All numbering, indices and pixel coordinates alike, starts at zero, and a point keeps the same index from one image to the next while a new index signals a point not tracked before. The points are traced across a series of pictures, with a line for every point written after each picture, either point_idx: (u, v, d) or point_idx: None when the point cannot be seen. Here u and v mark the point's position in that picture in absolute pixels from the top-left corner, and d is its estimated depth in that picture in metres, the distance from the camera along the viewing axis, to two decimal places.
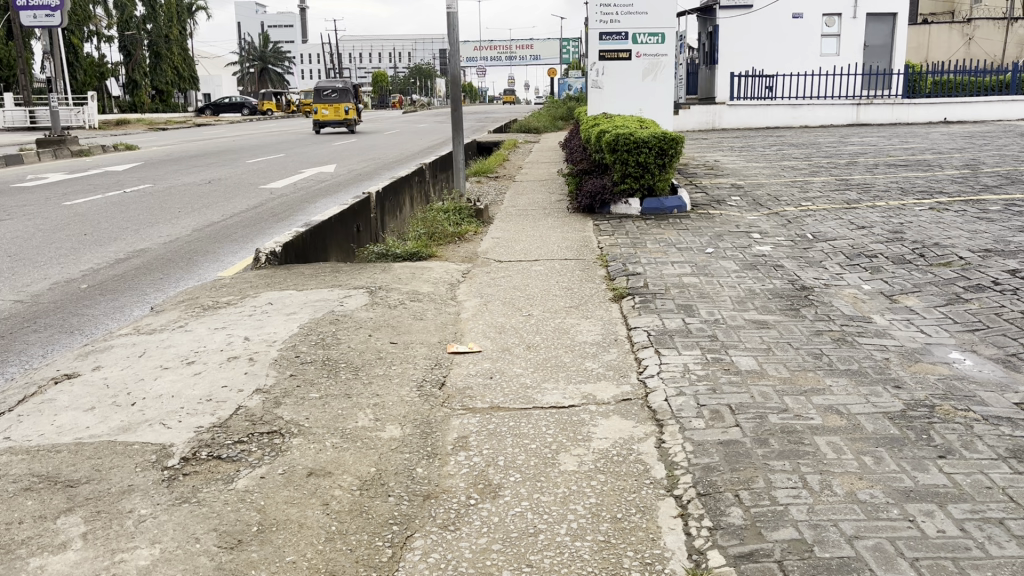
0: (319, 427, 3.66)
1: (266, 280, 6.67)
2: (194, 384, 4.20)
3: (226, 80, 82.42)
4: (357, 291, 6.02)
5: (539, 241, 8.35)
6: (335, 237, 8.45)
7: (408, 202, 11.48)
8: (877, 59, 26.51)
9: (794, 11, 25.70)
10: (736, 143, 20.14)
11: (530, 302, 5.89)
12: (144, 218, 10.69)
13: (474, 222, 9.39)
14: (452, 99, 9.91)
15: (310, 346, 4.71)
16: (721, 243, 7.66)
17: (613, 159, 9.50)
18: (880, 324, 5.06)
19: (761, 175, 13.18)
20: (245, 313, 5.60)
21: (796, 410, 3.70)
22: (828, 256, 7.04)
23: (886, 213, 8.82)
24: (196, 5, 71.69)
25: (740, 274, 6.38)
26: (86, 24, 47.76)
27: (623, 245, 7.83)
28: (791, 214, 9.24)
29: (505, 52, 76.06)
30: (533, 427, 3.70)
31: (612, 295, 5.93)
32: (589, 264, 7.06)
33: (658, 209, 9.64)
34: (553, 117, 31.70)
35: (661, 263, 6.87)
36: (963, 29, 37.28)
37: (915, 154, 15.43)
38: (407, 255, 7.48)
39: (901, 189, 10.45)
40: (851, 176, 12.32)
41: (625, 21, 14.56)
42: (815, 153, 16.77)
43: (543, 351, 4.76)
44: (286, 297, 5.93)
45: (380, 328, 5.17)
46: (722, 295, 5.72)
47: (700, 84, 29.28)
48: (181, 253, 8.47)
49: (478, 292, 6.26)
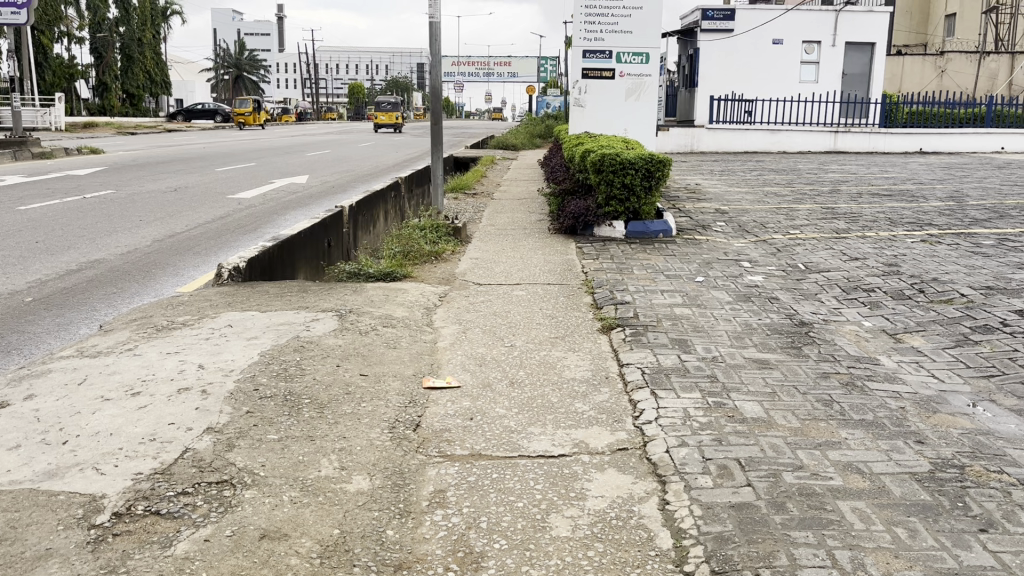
0: (276, 478, 3.21)
1: (227, 299, 6.20)
2: (137, 420, 3.73)
3: (199, 88, 81.52)
4: (326, 314, 5.58)
5: (520, 263, 7.96)
6: (304, 253, 7.99)
7: (383, 216, 11.05)
8: (855, 88, 26.55)
9: (774, 37, 25.85)
10: (716, 167, 19.97)
11: (513, 331, 5.48)
12: (103, 225, 10.17)
13: (451, 240, 9.00)
14: (433, 112, 9.50)
15: (271, 378, 4.25)
16: (710, 272, 7.32)
17: (597, 180, 9.18)
18: (888, 366, 4.71)
19: (744, 200, 12.92)
20: (201, 336, 5.13)
21: (812, 468, 3.31)
22: (824, 289, 6.72)
23: (877, 244, 8.55)
24: (170, 9, 70.89)
25: (733, 306, 6.04)
26: (57, 25, 47.00)
27: (608, 270, 7.48)
28: (779, 242, 8.96)
29: (483, 69, 75.82)
30: (519, 481, 3.28)
31: (599, 325, 5.55)
32: (574, 290, 6.69)
33: (643, 233, 9.29)
34: (532, 135, 31.43)
35: (650, 291, 6.52)
36: (936, 61, 37.60)
37: (897, 184, 15.26)
38: (381, 275, 7.05)
39: (889, 220, 10.20)
40: (836, 204, 12.09)
41: (610, 39, 14.31)
42: (796, 179, 16.59)
43: (529, 388, 4.35)
44: (247, 319, 5.48)
45: (350, 358, 4.73)
46: (717, 330, 5.35)
47: (679, 107, 29.20)
48: (139, 265, 7.98)
49: (456, 318, 5.85)
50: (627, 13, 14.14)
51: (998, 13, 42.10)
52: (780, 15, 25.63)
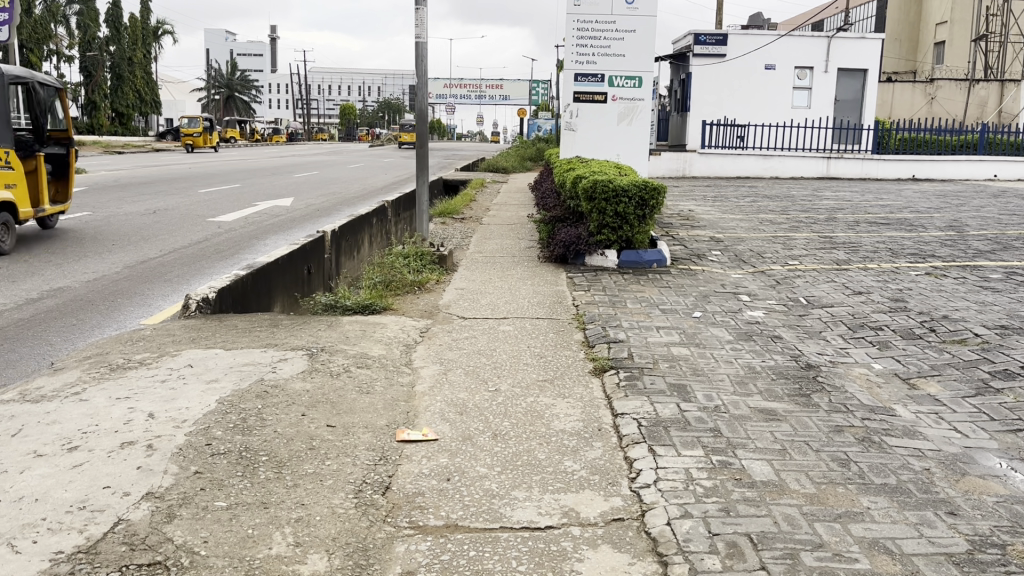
0: (219, 558, 2.78)
1: (192, 334, 5.78)
2: (68, 483, 3.29)
3: (189, 108, 81.35)
4: (295, 353, 5.16)
5: (507, 294, 7.59)
6: (281, 281, 7.58)
7: (366, 241, 10.65)
8: (847, 114, 26.40)
9: (766, 62, 25.73)
10: (709, 192, 19.69)
11: (498, 372, 5.07)
12: (71, 250, 9.72)
13: (436, 269, 8.61)
14: (419, 135, 9.12)
15: (226, 431, 3.82)
16: (708, 306, 6.95)
17: (589, 207, 8.82)
18: (906, 418, 4.32)
19: (740, 227, 12.59)
20: (158, 378, 4.69)
21: (834, 547, 2.90)
22: (829, 326, 6.35)
23: (880, 276, 8.21)
24: (162, 28, 70.88)
25: (734, 345, 5.65)
26: (45, 44, 46.77)
27: (600, 303, 7.09)
28: (778, 273, 8.61)
29: (475, 91, 75.90)
30: (499, 561, 2.86)
31: (591, 367, 5.15)
32: (564, 325, 6.30)
33: (636, 262, 8.92)
34: (522, 158, 31.15)
35: (645, 327, 6.13)
36: (925, 88, 37.73)
37: (894, 212, 14.98)
38: (359, 307, 6.64)
39: (889, 251, 9.88)
40: (833, 233, 11.78)
41: (603, 62, 13.99)
42: (791, 206, 16.30)
43: (513, 443, 3.94)
44: (210, 358, 5.05)
45: (317, 405, 4.30)
46: (719, 373, 4.95)
47: (671, 131, 29.02)
48: (104, 294, 7.54)
49: (437, 356, 5.44)
50: (620, 36, 13.88)
51: (987, 42, 42.41)
52: (773, 41, 25.56)
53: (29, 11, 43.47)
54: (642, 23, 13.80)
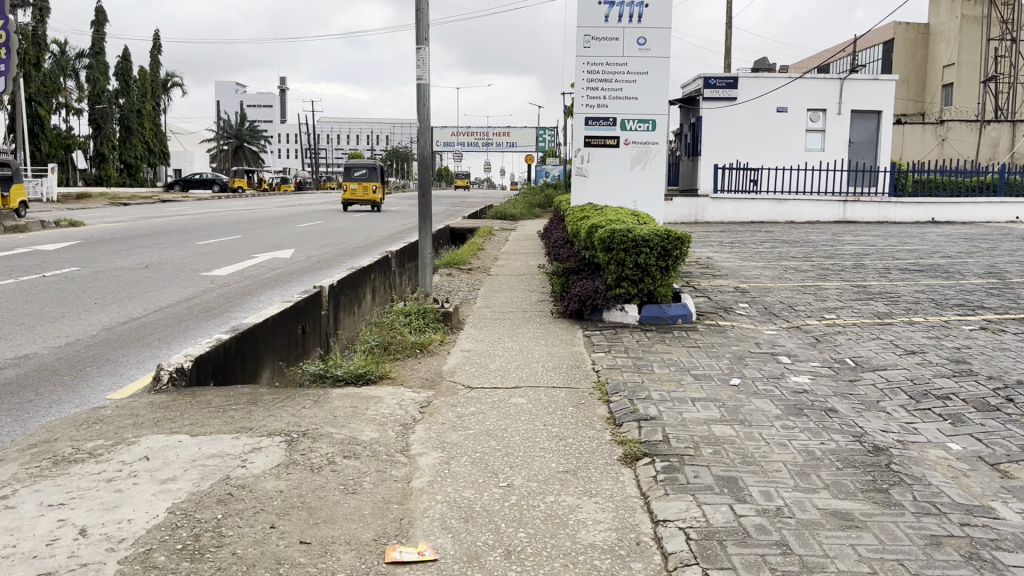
0: None
1: (159, 415, 5.01)
2: None
3: (197, 157, 81.53)
4: (271, 441, 4.39)
5: (519, 356, 6.83)
6: (271, 343, 6.87)
7: (367, 295, 9.93)
8: (862, 156, 25.76)
9: (778, 105, 25.22)
10: (726, 238, 18.93)
11: (510, 462, 4.28)
12: (49, 310, 9.05)
13: (440, 328, 7.86)
14: (421, 182, 8.42)
15: (173, 556, 3.05)
16: (745, 371, 6.16)
17: (606, 258, 8.08)
18: (1014, 522, 3.51)
19: (764, 276, 11.83)
20: (107, 475, 3.93)
21: None
22: (885, 394, 5.57)
23: (932, 332, 7.43)
24: (170, 80, 71.64)
25: (784, 422, 4.87)
26: (53, 97, 46.83)
27: (624, 368, 6.29)
28: (817, 329, 7.84)
29: (482, 138, 75.77)
30: None
31: (620, 454, 4.35)
32: (584, 397, 5.51)
33: (659, 318, 8.13)
34: (530, 205, 30.52)
35: (679, 398, 5.34)
36: (936, 129, 37.23)
37: (925, 257, 14.19)
38: (351, 377, 5.88)
39: (931, 302, 9.11)
40: (865, 281, 11.02)
41: (614, 105, 13.39)
42: (814, 252, 15.53)
43: (530, 564, 3.15)
44: (171, 449, 4.27)
45: (291, 512, 3.53)
46: (773, 462, 4.17)
47: (682, 174, 28.44)
48: (75, 361, 6.86)
49: (439, 440, 4.64)
50: (632, 78, 13.29)
51: (997, 84, 42.15)
52: (786, 83, 25.09)
53: (37, 65, 43.63)
54: (655, 64, 13.22)
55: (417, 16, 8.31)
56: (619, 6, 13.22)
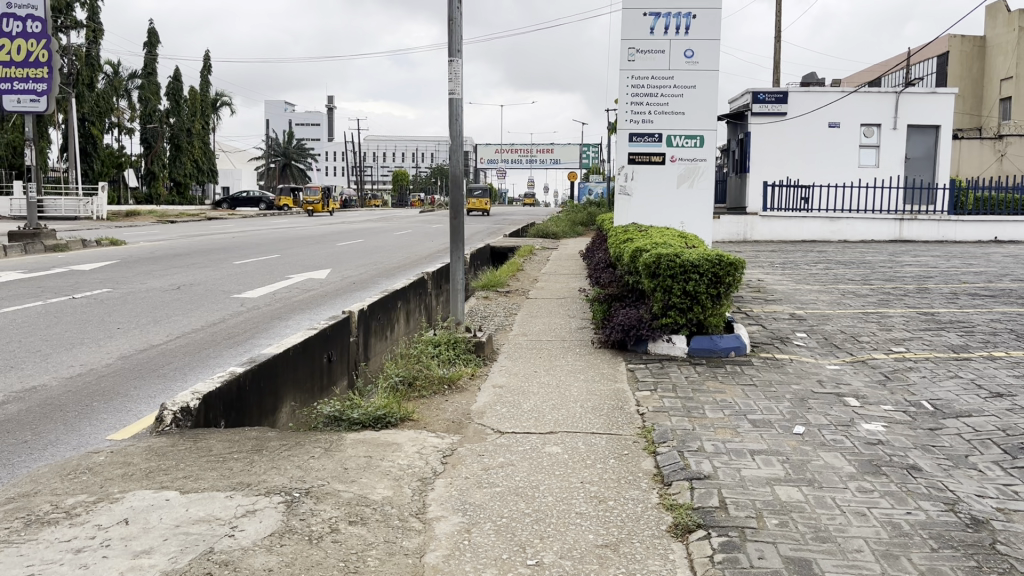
0: None
1: (153, 463, 4.50)
2: None
3: (245, 175, 82.76)
4: (270, 501, 3.86)
5: (556, 393, 6.25)
6: (293, 376, 6.39)
7: (399, 318, 9.42)
8: (919, 172, 24.66)
9: (831, 120, 24.29)
10: (776, 258, 18.11)
11: (539, 531, 3.68)
12: (71, 336, 8.71)
13: (471, 359, 7.32)
14: (454, 201, 7.89)
15: None
16: (811, 416, 5.49)
17: (652, 285, 7.48)
18: None
19: (821, 302, 11.10)
20: (76, 544, 3.42)
21: None
22: (974, 448, 4.85)
23: (1016, 370, 6.67)
24: (220, 99, 73.01)
25: (860, 483, 4.19)
26: (106, 116, 47.80)
27: (672, 411, 5.65)
28: (885, 364, 7.11)
29: (525, 155, 75.47)
30: None
31: (670, 524, 3.72)
32: (628, 447, 4.89)
33: (710, 350, 7.48)
34: (573, 224, 29.90)
35: (736, 451, 4.69)
36: (995, 144, 35.81)
37: (994, 281, 13.27)
38: (369, 418, 5.33)
39: (1010, 333, 8.29)
40: (932, 307, 10.22)
41: (659, 121, 12.77)
42: (873, 274, 14.67)
43: None
44: (157, 510, 3.77)
45: None
46: (853, 538, 3.51)
47: (729, 192, 27.63)
48: (83, 395, 6.44)
49: (459, 501, 4.06)
50: (678, 92, 12.68)
51: None
52: (839, 98, 24.18)
53: (91, 86, 44.53)
54: (703, 78, 12.59)
55: (449, 26, 7.82)
56: (666, 18, 12.59)
